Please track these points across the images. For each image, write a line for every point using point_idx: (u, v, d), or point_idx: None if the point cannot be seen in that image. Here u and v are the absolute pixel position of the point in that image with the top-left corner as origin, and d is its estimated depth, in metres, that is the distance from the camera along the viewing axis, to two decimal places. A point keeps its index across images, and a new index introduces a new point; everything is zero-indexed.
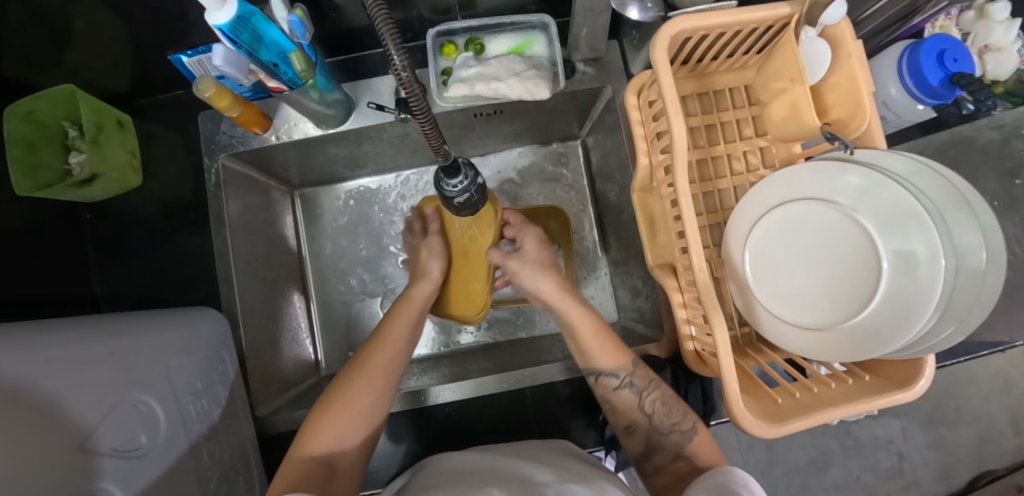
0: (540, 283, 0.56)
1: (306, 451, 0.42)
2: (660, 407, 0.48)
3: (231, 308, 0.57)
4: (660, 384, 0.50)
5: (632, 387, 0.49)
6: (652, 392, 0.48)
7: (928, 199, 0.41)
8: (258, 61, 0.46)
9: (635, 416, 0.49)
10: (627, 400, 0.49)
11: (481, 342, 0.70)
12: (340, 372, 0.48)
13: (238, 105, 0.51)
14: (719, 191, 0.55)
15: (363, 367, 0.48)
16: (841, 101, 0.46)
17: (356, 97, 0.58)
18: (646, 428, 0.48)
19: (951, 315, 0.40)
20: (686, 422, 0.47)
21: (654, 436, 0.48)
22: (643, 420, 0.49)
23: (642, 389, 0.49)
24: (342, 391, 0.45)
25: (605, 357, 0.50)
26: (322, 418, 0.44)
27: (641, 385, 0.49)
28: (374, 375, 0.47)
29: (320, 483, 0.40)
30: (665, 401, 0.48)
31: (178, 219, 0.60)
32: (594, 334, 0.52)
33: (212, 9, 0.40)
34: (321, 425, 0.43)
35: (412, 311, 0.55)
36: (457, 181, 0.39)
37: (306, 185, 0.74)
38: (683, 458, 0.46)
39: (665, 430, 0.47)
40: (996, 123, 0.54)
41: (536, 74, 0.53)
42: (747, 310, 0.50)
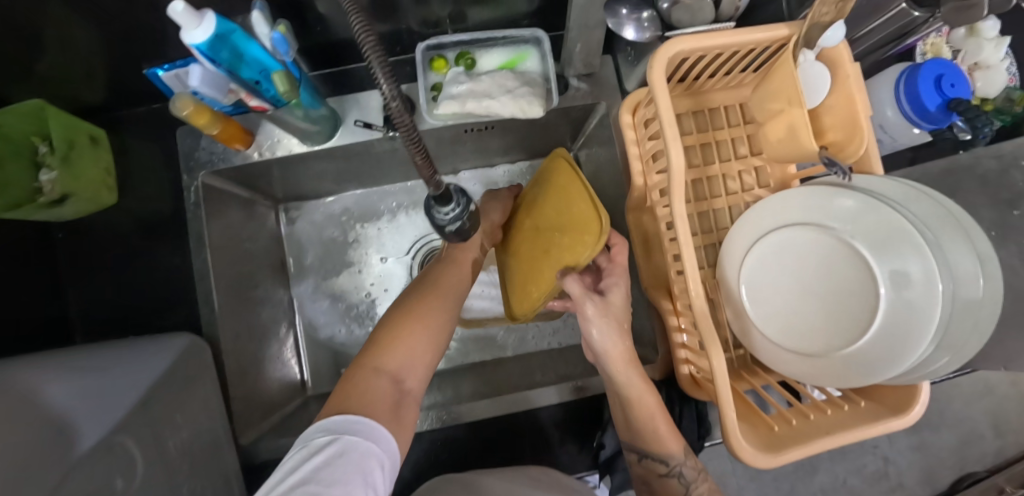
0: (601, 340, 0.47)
1: (376, 364, 0.40)
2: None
3: (212, 332, 0.54)
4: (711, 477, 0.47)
5: (682, 478, 0.46)
6: (702, 486, 0.46)
7: (925, 226, 0.40)
8: (238, 79, 0.44)
9: None
10: (674, 488, 0.46)
11: (471, 362, 0.68)
12: (406, 294, 0.50)
13: (218, 121, 0.49)
14: (714, 211, 0.54)
15: (428, 298, 0.48)
16: (837, 123, 0.46)
17: (342, 113, 0.56)
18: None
19: (947, 344, 0.40)
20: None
21: None
22: None
23: (692, 483, 0.46)
24: (417, 302, 0.47)
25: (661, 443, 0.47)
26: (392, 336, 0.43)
27: (691, 475, 0.46)
28: (442, 301, 0.49)
29: (393, 397, 0.38)
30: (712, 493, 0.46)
31: (156, 238, 0.57)
32: (651, 414, 0.47)
33: (189, 27, 0.38)
34: (391, 346, 0.42)
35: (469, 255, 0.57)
36: (448, 209, 0.38)
37: (291, 199, 0.71)
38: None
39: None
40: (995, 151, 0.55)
41: (529, 91, 0.51)
42: (743, 333, 0.49)
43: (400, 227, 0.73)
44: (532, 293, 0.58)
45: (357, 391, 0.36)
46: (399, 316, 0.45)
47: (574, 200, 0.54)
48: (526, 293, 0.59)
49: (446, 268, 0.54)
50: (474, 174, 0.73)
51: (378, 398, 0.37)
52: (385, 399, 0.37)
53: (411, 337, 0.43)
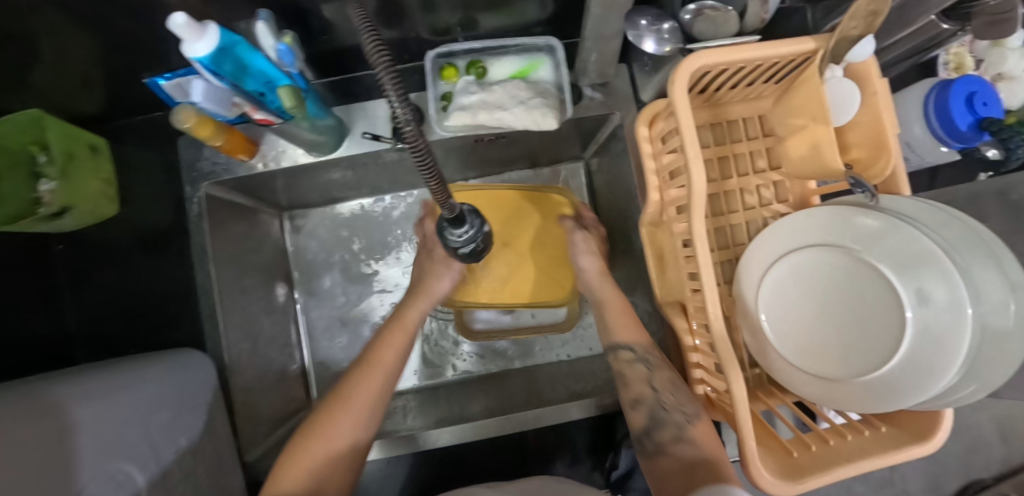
0: (581, 258, 0.59)
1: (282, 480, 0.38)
2: (669, 386, 0.45)
3: (217, 347, 0.53)
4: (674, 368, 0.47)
5: (646, 362, 0.48)
6: (662, 371, 0.47)
7: (954, 250, 0.39)
8: (242, 91, 0.42)
9: (643, 390, 0.46)
10: (638, 374, 0.48)
11: (476, 372, 0.68)
12: (347, 370, 0.48)
13: (222, 133, 0.47)
14: (731, 227, 0.53)
15: (346, 399, 0.44)
16: (862, 140, 0.44)
17: (349, 123, 0.55)
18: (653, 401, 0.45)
19: (975, 373, 0.38)
20: (693, 407, 0.43)
21: (658, 412, 0.44)
22: (649, 395, 0.45)
23: (653, 365, 0.47)
24: (347, 389, 0.44)
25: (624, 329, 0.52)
26: (298, 453, 0.39)
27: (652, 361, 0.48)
28: (377, 382, 0.46)
29: None
30: (677, 382, 0.45)
31: (158, 251, 0.56)
32: (620, 311, 0.54)
33: (190, 40, 0.36)
34: (296, 461, 0.39)
35: (404, 332, 0.52)
36: (462, 231, 0.37)
37: (295, 207, 0.70)
38: (685, 441, 0.41)
39: (670, 408, 0.43)
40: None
41: (543, 102, 0.50)
42: (760, 353, 0.48)
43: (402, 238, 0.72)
44: (558, 276, 0.67)
45: None
46: (317, 420, 0.42)
47: (501, 199, 0.67)
48: (551, 279, 0.66)
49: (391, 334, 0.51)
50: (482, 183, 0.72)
51: None
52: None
53: (332, 430, 0.41)
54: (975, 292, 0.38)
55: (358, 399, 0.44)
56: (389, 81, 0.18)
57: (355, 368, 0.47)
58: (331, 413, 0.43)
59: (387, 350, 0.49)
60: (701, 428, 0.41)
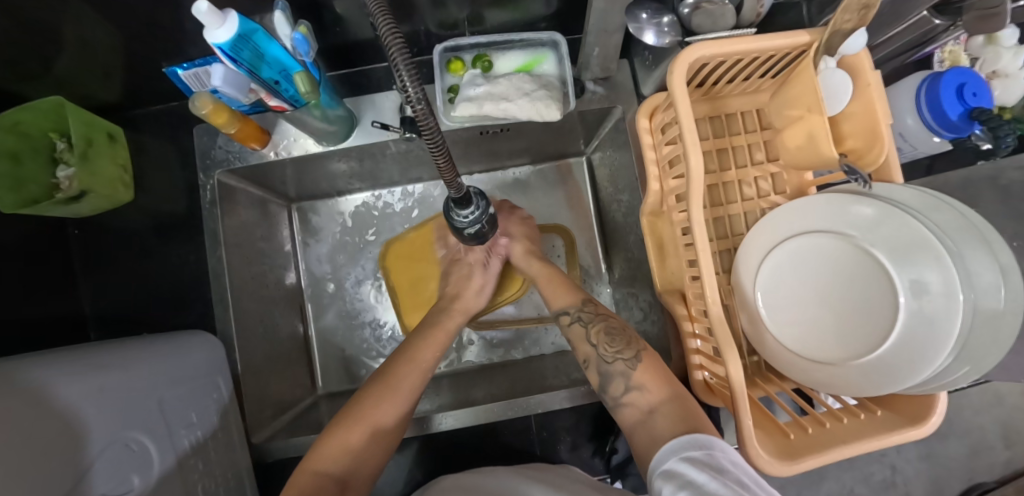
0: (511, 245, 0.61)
1: (317, 469, 0.39)
2: (604, 338, 0.48)
3: (226, 330, 0.55)
4: (607, 318, 0.50)
5: (581, 321, 0.51)
6: (595, 323, 0.49)
7: (946, 235, 0.40)
8: (259, 79, 0.44)
9: (585, 349, 0.49)
10: (578, 333, 0.51)
11: (482, 362, 0.70)
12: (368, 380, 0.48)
13: (236, 121, 0.49)
14: (730, 217, 0.54)
15: (394, 392, 0.45)
16: (857, 130, 0.45)
17: (359, 114, 0.56)
18: (596, 356, 0.47)
19: (967, 356, 0.40)
20: (630, 350, 0.46)
21: (602, 366, 0.46)
22: (592, 351, 0.48)
23: (588, 321, 0.50)
24: (363, 404, 0.44)
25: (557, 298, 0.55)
26: (338, 441, 0.41)
27: (586, 318, 0.51)
28: (398, 394, 0.45)
29: None
30: (609, 331, 0.48)
31: (171, 236, 0.58)
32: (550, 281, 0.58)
33: (212, 27, 0.38)
34: (337, 446, 0.41)
35: (442, 335, 0.54)
36: (468, 212, 0.39)
37: (304, 198, 0.71)
38: (635, 386, 0.44)
39: (609, 359, 0.46)
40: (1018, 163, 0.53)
41: (546, 94, 0.52)
42: (757, 341, 0.49)
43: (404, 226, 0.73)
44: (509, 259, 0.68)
45: None
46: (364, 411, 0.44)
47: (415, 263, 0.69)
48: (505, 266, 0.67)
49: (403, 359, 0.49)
50: (485, 177, 0.74)
51: None
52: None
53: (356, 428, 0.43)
54: (967, 276, 0.39)
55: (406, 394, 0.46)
56: (405, 68, 0.20)
57: (372, 387, 0.46)
58: (381, 396, 0.45)
59: (428, 350, 0.51)
60: (647, 371, 0.44)
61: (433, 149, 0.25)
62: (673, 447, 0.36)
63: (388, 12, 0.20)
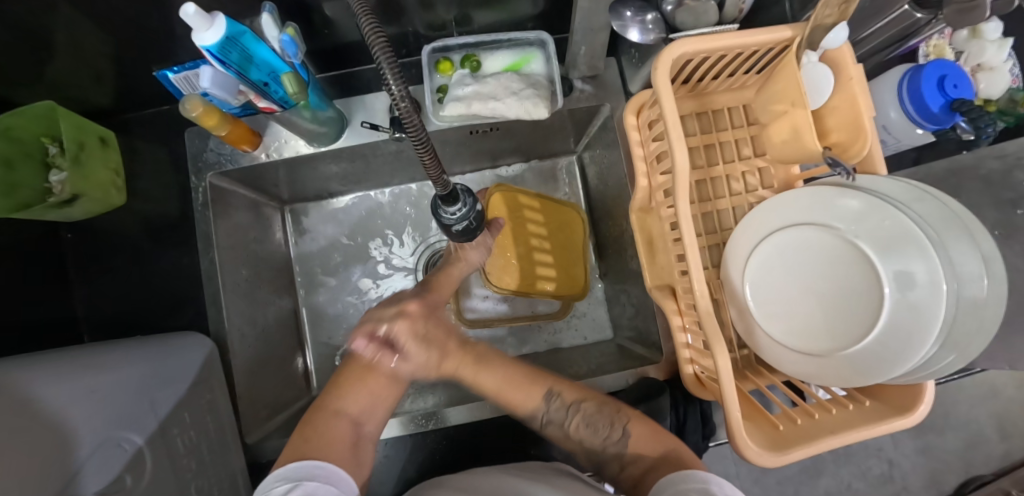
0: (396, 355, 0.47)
1: (338, 409, 0.43)
2: (585, 430, 0.48)
3: (220, 332, 0.55)
4: (583, 401, 0.48)
5: (554, 422, 0.48)
6: (573, 417, 0.48)
7: (930, 227, 0.40)
8: (248, 81, 0.45)
9: (573, 445, 0.49)
10: (557, 434, 0.49)
11: None
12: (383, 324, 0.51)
13: (227, 123, 0.49)
14: (718, 212, 0.54)
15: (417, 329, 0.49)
16: (841, 124, 0.46)
17: (349, 115, 0.57)
18: (582, 449, 0.48)
19: (952, 343, 0.40)
20: (615, 433, 0.46)
21: (596, 454, 0.47)
22: (580, 447, 0.49)
23: (562, 420, 0.48)
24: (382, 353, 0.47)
25: (517, 396, 0.49)
26: (362, 380, 0.45)
27: (558, 416, 0.48)
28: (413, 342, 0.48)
29: (348, 446, 0.41)
30: (589, 422, 0.47)
31: (164, 238, 0.58)
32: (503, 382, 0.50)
33: (199, 29, 0.38)
34: (360, 386, 0.45)
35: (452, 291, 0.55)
36: (455, 209, 0.39)
37: (297, 200, 0.72)
38: (626, 456, 0.45)
39: (601, 448, 0.47)
40: (999, 153, 0.54)
41: (534, 93, 0.52)
42: (747, 334, 0.50)
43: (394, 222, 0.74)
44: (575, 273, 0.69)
45: (313, 437, 0.40)
46: (380, 352, 0.47)
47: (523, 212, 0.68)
48: (571, 275, 0.69)
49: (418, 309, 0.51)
50: (477, 177, 0.74)
51: (337, 447, 0.40)
52: (344, 451, 0.40)
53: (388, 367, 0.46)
54: (951, 268, 0.39)
55: (422, 334, 0.49)
56: (389, 66, 0.21)
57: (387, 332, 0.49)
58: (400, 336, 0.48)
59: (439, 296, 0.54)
60: (637, 437, 0.45)
61: (419, 150, 0.26)
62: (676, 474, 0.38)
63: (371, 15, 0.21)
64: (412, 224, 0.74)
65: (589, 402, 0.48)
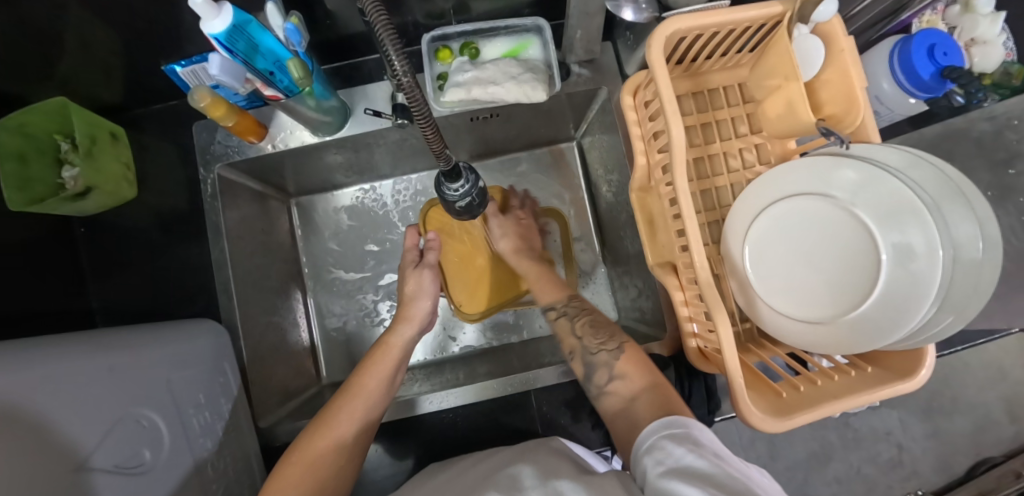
0: (501, 243, 0.66)
1: None
2: (589, 330, 0.51)
3: (230, 319, 0.56)
4: (592, 312, 0.54)
5: (567, 315, 0.55)
6: (579, 317, 0.53)
7: (925, 191, 0.41)
8: (254, 70, 0.46)
9: (569, 341, 0.52)
10: (564, 327, 0.54)
11: (478, 347, 0.70)
12: (331, 398, 0.49)
13: (234, 114, 0.51)
14: (716, 189, 0.55)
15: (344, 414, 0.47)
16: (835, 96, 0.47)
17: (352, 104, 0.58)
18: (581, 348, 0.50)
19: (950, 305, 0.41)
20: (613, 343, 0.49)
21: (586, 356, 0.50)
22: (576, 344, 0.51)
23: (573, 315, 0.54)
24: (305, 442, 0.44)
25: (545, 289, 0.60)
26: (283, 475, 0.42)
27: (573, 311, 0.55)
28: (337, 426, 0.46)
29: None
30: (594, 325, 0.52)
31: (175, 230, 0.59)
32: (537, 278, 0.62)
33: (208, 18, 0.40)
34: (284, 475, 0.42)
35: (390, 358, 0.53)
36: (458, 185, 0.41)
37: (302, 194, 0.73)
38: (616, 375, 0.46)
39: (594, 350, 0.49)
40: (988, 115, 0.54)
41: (532, 77, 0.53)
42: (749, 307, 0.50)
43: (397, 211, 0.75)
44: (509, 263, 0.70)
45: None
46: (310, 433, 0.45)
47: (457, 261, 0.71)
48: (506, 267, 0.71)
49: (350, 393, 0.49)
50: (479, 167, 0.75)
51: None
52: None
53: (313, 465, 0.43)
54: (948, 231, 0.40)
55: (398, 348, 0.55)
56: (396, 54, 0.22)
57: (315, 424, 0.46)
58: (317, 430, 0.45)
59: (372, 379, 0.50)
60: (627, 361, 0.46)
61: (423, 127, 0.27)
62: (654, 427, 0.38)
63: (379, 3, 0.22)
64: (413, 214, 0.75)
65: (599, 316, 0.54)
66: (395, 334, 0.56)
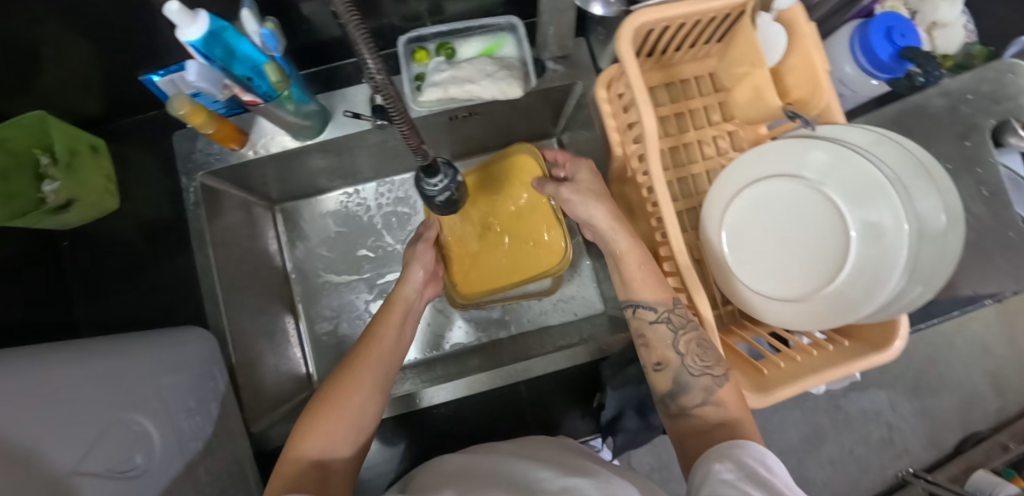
0: (594, 212, 0.48)
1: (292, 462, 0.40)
2: (695, 347, 0.44)
3: (218, 325, 0.56)
4: (703, 323, 0.44)
5: (669, 323, 0.45)
6: (688, 331, 0.44)
7: (888, 168, 0.43)
8: (232, 76, 0.47)
9: (667, 354, 0.46)
10: (662, 335, 0.46)
11: (471, 343, 0.70)
12: (339, 363, 0.47)
13: (214, 121, 0.51)
14: (693, 177, 0.57)
15: (365, 360, 0.47)
16: (800, 81, 0.48)
17: (332, 107, 0.58)
18: (679, 367, 0.45)
19: (917, 275, 0.42)
20: (719, 367, 0.43)
21: (683, 375, 0.45)
22: (674, 358, 0.45)
23: (679, 326, 0.45)
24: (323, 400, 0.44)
25: (648, 289, 0.46)
26: (309, 428, 0.42)
27: (678, 322, 0.45)
28: (361, 381, 0.45)
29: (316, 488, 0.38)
30: (703, 342, 0.43)
31: (160, 240, 0.60)
32: (640, 264, 0.47)
33: (184, 26, 0.40)
34: (317, 425, 0.42)
35: (398, 310, 0.52)
36: (436, 181, 0.41)
37: (287, 200, 0.73)
38: (712, 402, 0.43)
39: (694, 371, 0.44)
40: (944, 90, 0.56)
41: (508, 74, 0.54)
42: (730, 289, 0.51)
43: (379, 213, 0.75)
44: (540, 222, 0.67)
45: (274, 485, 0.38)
46: (333, 387, 0.44)
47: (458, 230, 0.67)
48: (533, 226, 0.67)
49: (367, 344, 0.48)
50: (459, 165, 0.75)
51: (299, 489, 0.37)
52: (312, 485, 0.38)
53: (333, 419, 0.43)
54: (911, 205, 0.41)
55: (401, 304, 0.53)
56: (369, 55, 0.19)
57: (333, 378, 0.46)
58: (336, 385, 0.45)
59: (387, 327, 0.50)
60: (728, 391, 0.43)
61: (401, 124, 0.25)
62: (731, 444, 0.38)
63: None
64: (397, 214, 0.75)
65: (700, 332, 0.44)
66: (405, 282, 0.55)
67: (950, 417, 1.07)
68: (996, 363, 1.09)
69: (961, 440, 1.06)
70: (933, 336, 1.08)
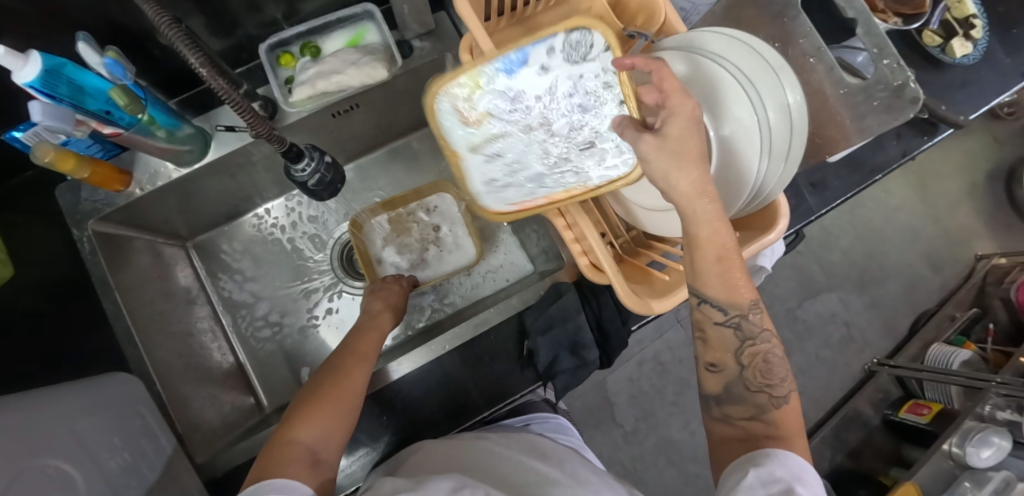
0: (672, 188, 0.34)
1: (290, 440, 0.41)
2: (761, 367, 0.40)
3: (140, 368, 0.55)
4: (772, 340, 0.41)
5: (739, 328, 0.40)
6: (758, 345, 0.40)
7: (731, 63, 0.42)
8: (87, 111, 0.46)
9: (726, 356, 0.41)
10: (725, 339, 0.41)
11: (430, 321, 0.71)
12: (321, 368, 0.50)
13: (87, 164, 0.50)
14: None
15: (359, 354, 0.51)
16: (641, 5, 0.51)
17: (208, 127, 0.58)
18: (736, 378, 0.40)
19: (778, 157, 0.43)
20: (783, 390, 0.40)
21: (738, 388, 0.41)
22: (734, 365, 0.41)
23: (750, 336, 0.40)
24: (313, 394, 0.45)
25: (715, 286, 0.38)
26: (306, 413, 0.43)
27: (748, 331, 0.40)
28: (356, 374, 0.48)
29: (309, 470, 0.39)
30: (769, 362, 0.40)
31: (65, 297, 0.59)
32: (719, 258, 0.37)
33: (16, 68, 0.40)
34: (312, 415, 0.43)
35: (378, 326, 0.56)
36: (303, 165, 0.43)
37: (198, 234, 0.73)
38: (764, 419, 0.39)
39: (754, 390, 0.40)
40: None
41: (371, 58, 0.56)
42: (627, 214, 0.51)
43: (295, 227, 0.75)
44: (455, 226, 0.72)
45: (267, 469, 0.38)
46: (324, 383, 0.46)
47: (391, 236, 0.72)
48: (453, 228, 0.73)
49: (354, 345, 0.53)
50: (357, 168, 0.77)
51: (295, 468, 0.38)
52: (304, 468, 0.39)
53: (324, 410, 0.44)
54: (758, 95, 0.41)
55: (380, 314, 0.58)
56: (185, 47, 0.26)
57: (325, 374, 0.48)
58: (325, 380, 0.47)
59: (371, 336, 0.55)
60: (786, 413, 0.39)
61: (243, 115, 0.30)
62: (763, 455, 0.36)
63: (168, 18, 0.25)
64: (315, 235, 0.76)
65: (767, 345, 0.40)
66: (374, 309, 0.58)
67: (899, 304, 1.14)
68: (928, 244, 1.15)
69: (914, 321, 1.13)
70: (867, 233, 1.14)
